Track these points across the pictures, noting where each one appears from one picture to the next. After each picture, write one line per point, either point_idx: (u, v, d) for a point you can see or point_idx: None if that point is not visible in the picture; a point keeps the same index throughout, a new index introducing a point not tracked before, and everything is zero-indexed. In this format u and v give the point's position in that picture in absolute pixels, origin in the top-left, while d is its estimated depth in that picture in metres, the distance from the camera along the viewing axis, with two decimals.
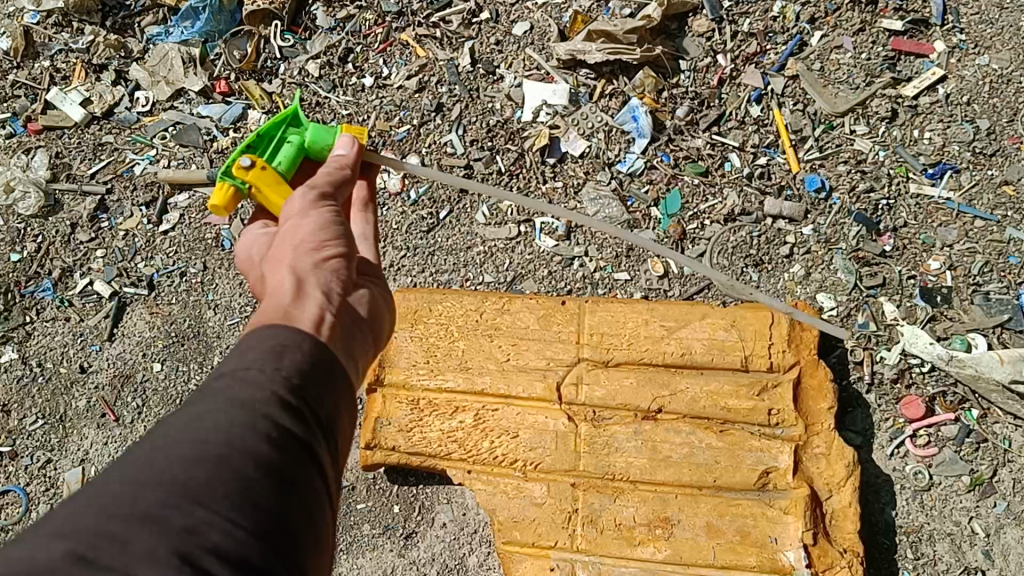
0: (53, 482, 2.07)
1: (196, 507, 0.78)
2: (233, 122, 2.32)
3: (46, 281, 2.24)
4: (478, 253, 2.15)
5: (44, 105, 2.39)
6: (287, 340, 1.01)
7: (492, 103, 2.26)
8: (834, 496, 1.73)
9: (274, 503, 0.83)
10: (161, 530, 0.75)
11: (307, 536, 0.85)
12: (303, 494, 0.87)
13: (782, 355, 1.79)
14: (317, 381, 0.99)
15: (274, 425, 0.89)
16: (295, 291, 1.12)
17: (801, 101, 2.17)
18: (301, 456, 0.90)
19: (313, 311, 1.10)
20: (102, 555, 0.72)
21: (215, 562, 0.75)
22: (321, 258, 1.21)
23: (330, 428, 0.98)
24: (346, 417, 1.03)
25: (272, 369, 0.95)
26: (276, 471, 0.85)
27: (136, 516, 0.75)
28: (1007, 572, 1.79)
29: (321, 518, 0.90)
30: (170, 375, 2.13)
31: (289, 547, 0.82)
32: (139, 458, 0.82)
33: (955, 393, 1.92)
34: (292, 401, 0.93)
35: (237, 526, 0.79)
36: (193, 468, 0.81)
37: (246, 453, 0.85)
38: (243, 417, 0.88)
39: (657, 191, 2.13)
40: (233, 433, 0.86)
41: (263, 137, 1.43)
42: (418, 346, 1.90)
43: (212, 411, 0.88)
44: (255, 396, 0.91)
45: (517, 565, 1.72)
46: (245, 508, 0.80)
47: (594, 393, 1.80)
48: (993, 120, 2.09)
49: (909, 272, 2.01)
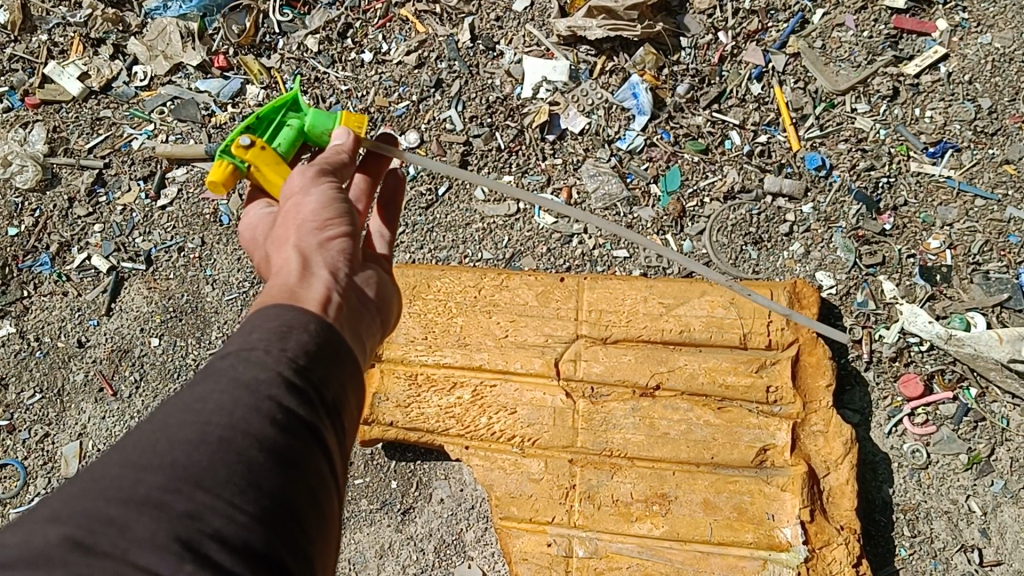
0: (51, 455, 2.09)
1: (198, 491, 0.77)
2: (231, 97, 2.31)
3: (44, 255, 2.24)
4: (477, 230, 2.15)
5: (42, 79, 2.37)
6: (292, 321, 1.00)
7: (492, 79, 2.25)
8: (831, 474, 1.74)
9: (279, 485, 0.83)
10: (161, 514, 0.75)
11: (311, 520, 0.85)
12: (308, 477, 0.87)
13: (780, 333, 1.78)
14: (323, 362, 0.98)
15: (279, 407, 0.88)
16: (299, 272, 1.12)
17: (803, 79, 2.16)
18: (306, 437, 0.89)
19: (319, 292, 1.09)
20: (99, 541, 0.72)
21: (217, 547, 0.75)
22: (326, 237, 1.20)
23: (336, 410, 0.97)
24: (352, 398, 1.02)
25: (277, 350, 0.94)
26: (281, 453, 0.85)
27: (136, 501, 0.76)
28: (1003, 550, 1.80)
29: (326, 501, 0.89)
30: (168, 350, 2.13)
31: (292, 531, 0.82)
32: (141, 440, 0.82)
33: (954, 372, 1.92)
34: (297, 382, 0.93)
35: (240, 510, 0.78)
36: (195, 451, 0.80)
37: (250, 435, 0.84)
38: (247, 398, 0.88)
39: (657, 168, 2.13)
40: (237, 414, 0.85)
41: (262, 119, 1.36)
42: (416, 322, 1.89)
43: (216, 391, 0.88)
44: (259, 377, 0.90)
45: (515, 541, 1.73)
46: (248, 492, 0.80)
47: (591, 369, 1.79)
48: (995, 99, 2.07)
49: (909, 250, 2.01)
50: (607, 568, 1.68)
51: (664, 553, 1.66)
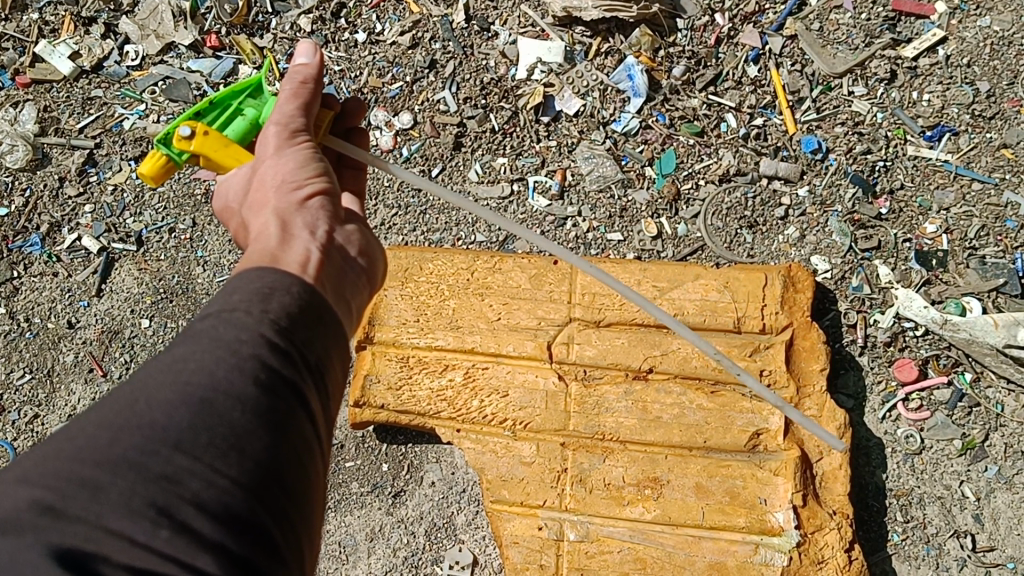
0: (41, 436, 2.09)
1: (176, 454, 0.77)
2: (224, 77, 2.30)
3: (34, 236, 2.23)
4: (471, 212, 2.13)
5: (33, 58, 2.35)
6: (275, 283, 0.99)
7: (486, 60, 2.22)
8: (824, 459, 1.73)
9: (261, 448, 0.82)
10: (138, 478, 0.74)
11: (294, 483, 0.84)
12: (292, 439, 0.86)
13: (774, 317, 1.76)
14: (308, 324, 0.97)
15: (262, 367, 0.87)
16: (282, 235, 1.10)
17: (799, 61, 2.13)
18: (290, 398, 0.88)
19: (302, 254, 1.07)
20: (72, 506, 0.72)
21: (195, 512, 0.74)
22: (308, 199, 1.19)
23: (321, 372, 0.96)
24: (337, 360, 1.01)
25: (260, 311, 0.93)
26: (263, 413, 0.84)
27: (110, 463, 0.75)
28: (996, 536, 1.80)
29: (310, 464, 0.88)
30: (159, 332, 2.13)
31: (275, 494, 0.81)
32: (118, 400, 0.81)
33: (949, 356, 1.91)
34: (281, 342, 0.91)
35: (220, 474, 0.77)
36: (174, 413, 0.79)
37: (231, 395, 0.83)
38: (229, 357, 0.86)
39: (651, 151, 2.11)
40: (219, 375, 0.84)
41: (215, 105, 1.32)
42: (409, 305, 1.87)
43: (197, 351, 0.86)
44: (242, 337, 0.89)
45: (506, 524, 1.72)
46: (228, 455, 0.79)
47: (584, 353, 1.78)
48: (994, 83, 2.05)
49: (904, 234, 1.99)
50: (599, 552, 1.67)
51: (655, 537, 1.66)
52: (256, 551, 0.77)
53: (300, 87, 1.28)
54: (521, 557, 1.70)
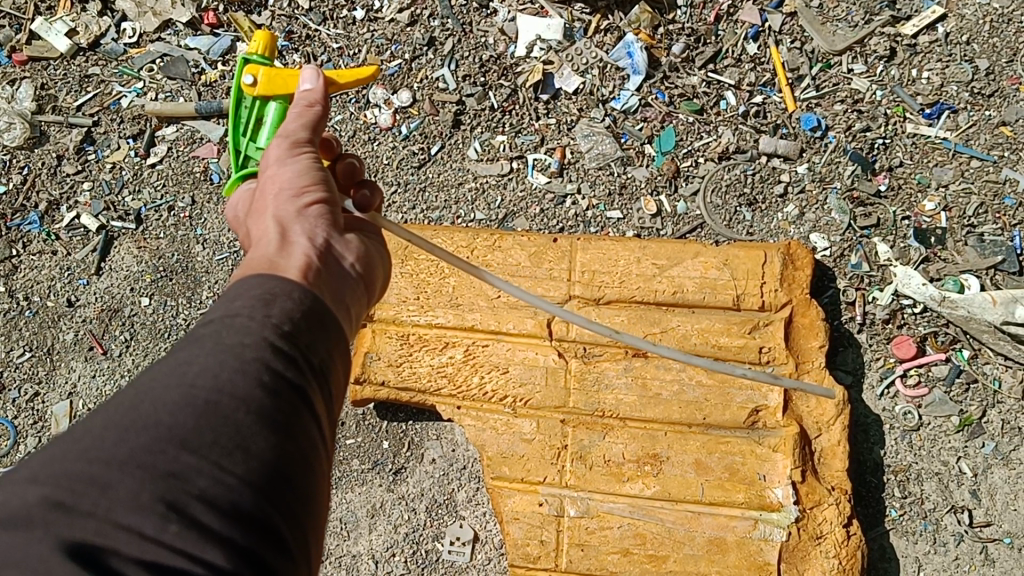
0: (42, 415, 2.12)
1: (183, 453, 0.80)
2: (221, 55, 2.28)
3: (33, 214, 2.23)
4: (470, 189, 2.13)
5: (29, 35, 2.33)
6: (276, 289, 1.01)
7: (485, 37, 2.21)
8: (823, 435, 1.74)
9: (267, 448, 0.85)
10: (145, 474, 0.78)
11: (302, 482, 0.87)
12: (297, 440, 0.88)
13: (774, 294, 1.76)
14: (310, 328, 0.99)
15: (267, 370, 0.90)
16: (281, 243, 1.12)
17: (799, 38, 2.12)
18: (295, 400, 0.91)
19: (300, 259, 1.10)
20: (80, 502, 0.75)
21: (203, 508, 0.77)
22: (302, 206, 1.19)
23: (324, 374, 0.99)
24: (340, 363, 1.04)
25: (262, 317, 0.96)
26: (268, 415, 0.87)
27: (118, 461, 0.78)
28: (993, 511, 1.82)
29: (316, 464, 0.91)
30: (158, 310, 2.13)
31: (282, 492, 0.84)
32: (125, 403, 0.84)
33: (947, 334, 1.92)
34: (283, 345, 0.94)
35: (227, 472, 0.81)
36: (178, 414, 0.83)
37: (236, 397, 0.86)
38: (232, 361, 0.89)
39: (651, 128, 2.11)
40: (223, 378, 0.87)
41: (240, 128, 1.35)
42: (408, 283, 1.86)
43: (200, 356, 0.90)
44: (245, 341, 0.92)
45: (507, 500, 1.74)
46: (234, 454, 0.82)
47: (584, 330, 1.78)
48: (993, 60, 2.05)
49: (903, 212, 2.00)
50: (599, 528, 1.69)
51: (655, 513, 1.67)
52: (265, 544, 0.80)
53: (306, 112, 1.27)
54: (521, 533, 1.72)
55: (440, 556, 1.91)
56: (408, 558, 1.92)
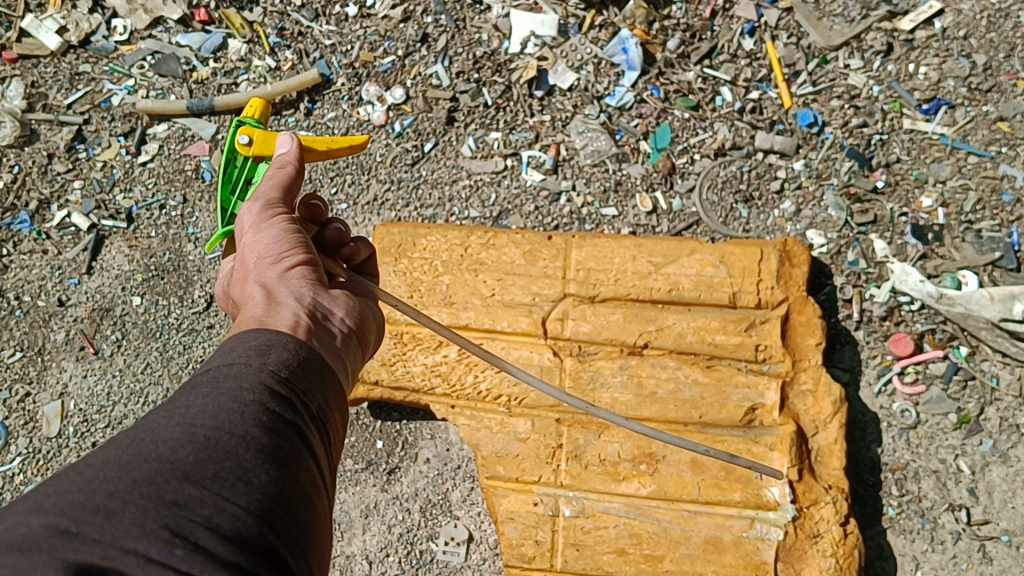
0: (32, 415, 2.11)
1: (185, 483, 0.82)
2: (213, 52, 2.26)
3: (23, 213, 2.21)
4: (464, 186, 2.11)
5: (19, 33, 2.31)
6: (270, 340, 1.05)
7: (479, 34, 2.19)
8: (819, 433, 1.72)
9: (269, 481, 0.87)
10: (149, 503, 0.79)
11: (303, 514, 0.90)
12: (297, 475, 0.91)
13: (770, 292, 1.75)
14: (304, 376, 1.03)
15: (265, 410, 0.93)
16: (268, 301, 1.17)
17: (795, 33, 2.10)
18: (293, 438, 0.94)
19: (289, 314, 1.14)
20: (85, 529, 0.76)
21: (208, 534, 0.79)
22: (286, 267, 1.23)
23: (320, 417, 1.03)
24: (333, 408, 1.07)
25: (259, 363, 1.00)
26: (267, 450, 0.89)
27: (122, 490, 0.79)
28: (991, 510, 1.81)
29: (315, 498, 0.94)
30: (150, 309, 2.12)
31: (286, 523, 0.86)
32: (127, 440, 0.86)
33: (945, 331, 1.91)
34: (279, 390, 0.98)
35: (231, 502, 0.83)
36: (180, 449, 0.85)
37: (235, 434, 0.89)
38: (231, 403, 0.92)
39: (646, 124, 2.09)
40: (222, 418, 0.90)
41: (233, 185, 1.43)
42: (402, 281, 1.85)
43: (198, 400, 0.92)
44: (243, 385, 0.95)
45: (501, 500, 1.73)
46: (237, 486, 0.84)
47: (579, 328, 1.77)
48: (990, 55, 2.03)
49: (900, 208, 1.98)
50: (594, 527, 1.67)
51: (651, 512, 1.66)
52: (269, 570, 0.81)
53: (279, 173, 1.34)
54: (517, 533, 1.71)
55: (434, 556, 1.90)
56: (402, 558, 1.91)
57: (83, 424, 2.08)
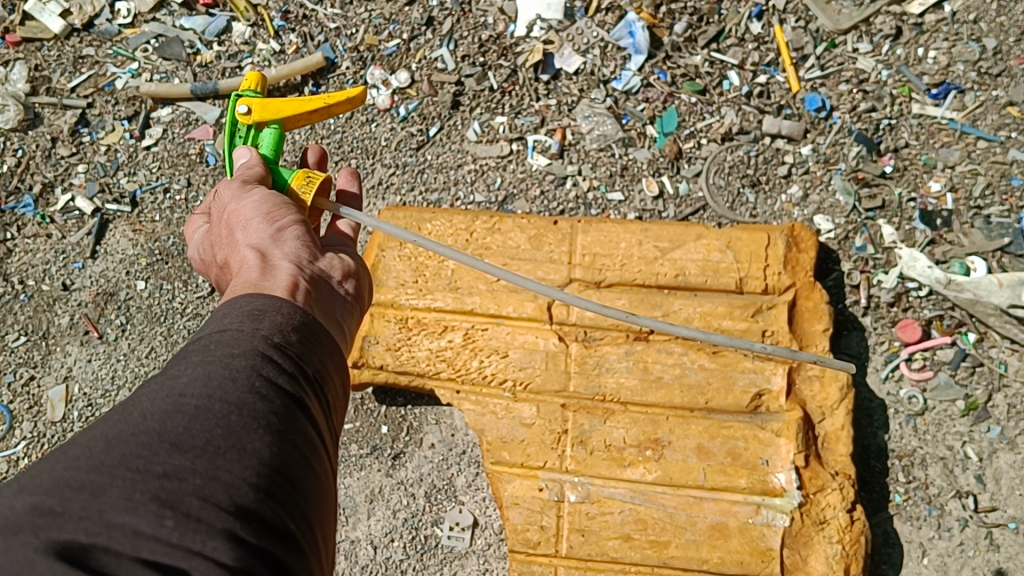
0: (37, 399, 2.10)
1: (174, 454, 0.81)
2: (217, 35, 2.25)
3: (27, 196, 2.20)
4: (470, 171, 2.10)
5: (23, 16, 2.30)
6: (265, 305, 1.04)
7: (484, 17, 2.18)
8: (826, 419, 1.71)
9: (265, 446, 0.87)
10: (136, 477, 0.78)
11: (302, 478, 0.89)
12: (295, 439, 0.91)
13: (777, 277, 1.74)
14: (300, 340, 1.02)
15: (258, 375, 0.92)
16: (262, 265, 1.15)
17: (804, 17, 2.09)
18: (290, 402, 0.93)
19: (287, 277, 1.12)
20: (70, 507, 0.76)
21: (200, 504, 0.78)
22: (279, 230, 1.21)
23: (319, 383, 1.02)
24: (333, 373, 1.07)
25: (251, 329, 0.99)
26: (261, 417, 0.89)
27: (109, 465, 0.79)
28: (998, 496, 1.80)
29: (316, 463, 0.93)
30: (154, 293, 2.11)
31: (284, 486, 0.86)
32: (116, 416, 0.85)
33: (953, 317, 1.89)
34: (273, 354, 0.97)
35: (225, 470, 0.82)
36: (170, 420, 0.84)
37: (226, 401, 0.88)
38: (223, 371, 0.91)
39: (653, 109, 2.08)
40: (215, 385, 0.89)
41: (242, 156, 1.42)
42: (407, 266, 1.83)
43: (190, 370, 0.92)
44: (235, 352, 0.94)
45: (506, 485, 1.72)
46: (232, 453, 0.84)
47: (585, 313, 1.75)
48: (1000, 39, 2.01)
49: (909, 193, 1.97)
50: (599, 513, 1.67)
51: (656, 498, 1.65)
52: (268, 537, 0.81)
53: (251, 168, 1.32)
54: (521, 518, 1.70)
55: (439, 541, 1.89)
56: (406, 543, 1.91)
57: (88, 408, 2.08)
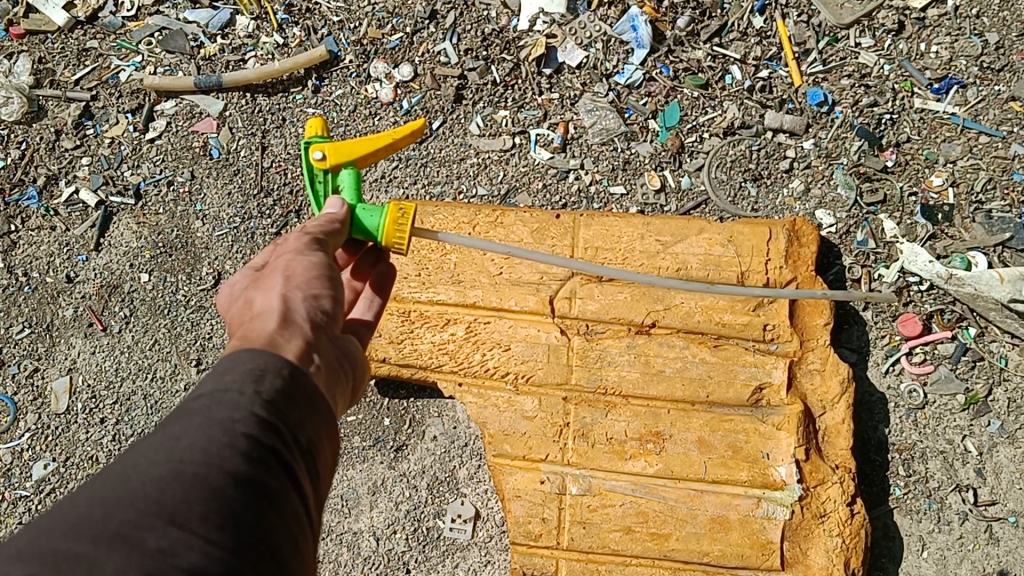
0: (40, 391, 2.11)
1: (171, 528, 0.77)
2: (220, 28, 2.26)
3: (32, 189, 2.21)
4: (472, 165, 2.10)
5: (26, 8, 2.31)
6: (270, 364, 0.99)
7: (488, 11, 2.18)
8: (827, 413, 1.73)
9: (255, 524, 0.83)
10: (133, 550, 0.75)
11: (289, 558, 0.86)
12: (284, 515, 0.88)
13: (779, 271, 1.75)
14: (300, 406, 0.98)
15: (254, 443, 0.88)
16: (281, 320, 1.08)
17: (806, 11, 2.09)
18: (280, 474, 0.90)
19: (301, 343, 1.06)
20: None
21: None
22: (307, 289, 1.15)
23: (311, 453, 0.98)
24: (327, 443, 1.02)
25: (254, 391, 0.94)
26: (255, 490, 0.85)
27: (106, 536, 0.76)
28: (998, 490, 1.81)
29: (301, 540, 0.90)
30: (158, 286, 2.13)
31: (270, 567, 0.83)
32: (112, 478, 0.82)
33: (953, 312, 1.90)
34: (271, 420, 0.92)
35: (216, 545, 0.79)
36: (167, 488, 0.80)
37: (225, 471, 0.84)
38: (220, 436, 0.87)
39: (655, 103, 2.09)
40: (212, 452, 0.85)
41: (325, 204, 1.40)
42: (410, 259, 1.83)
43: (188, 431, 0.87)
44: (234, 414, 0.90)
45: (508, 478, 1.72)
46: (225, 528, 0.80)
47: (587, 307, 1.76)
48: (1002, 34, 2.02)
49: (910, 188, 1.98)
50: (601, 505, 1.67)
51: (658, 490, 1.66)
52: None
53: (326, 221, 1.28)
54: (523, 510, 1.71)
55: (441, 533, 1.90)
56: (409, 535, 1.91)
57: (91, 401, 2.09)
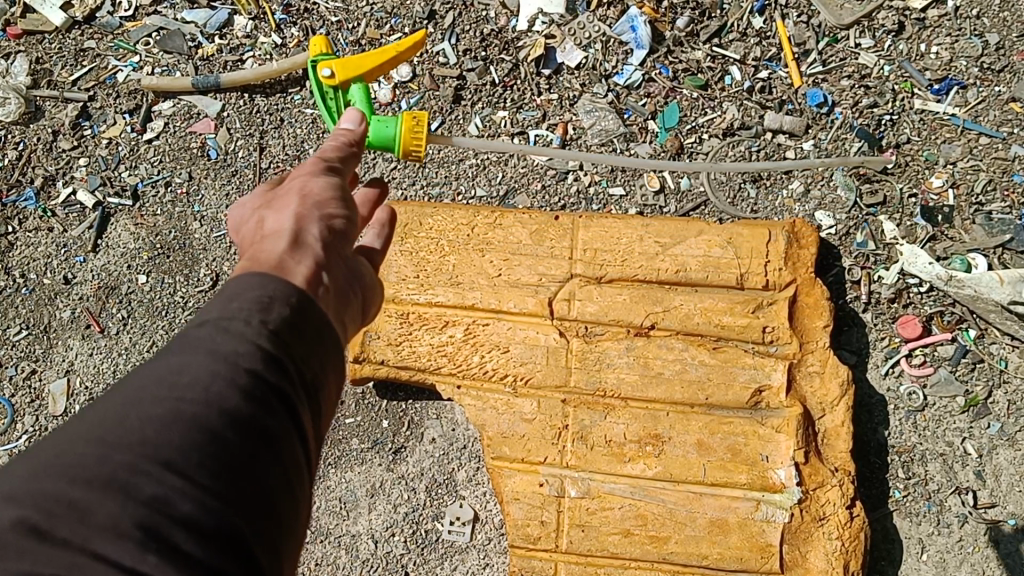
0: (38, 393, 2.11)
1: (166, 475, 0.78)
2: (218, 29, 2.25)
3: (29, 190, 2.20)
4: (471, 165, 2.10)
5: (24, 8, 2.30)
6: (279, 293, 0.97)
7: (486, 11, 2.17)
8: (826, 416, 1.73)
9: (250, 468, 0.83)
10: (125, 498, 0.76)
11: (282, 503, 0.86)
12: (283, 457, 0.87)
13: (779, 273, 1.74)
14: (307, 337, 0.96)
15: (256, 378, 0.88)
16: (292, 243, 1.06)
17: (806, 12, 2.08)
18: (282, 411, 0.89)
19: (312, 268, 1.04)
20: (57, 526, 0.74)
21: (181, 534, 0.76)
22: (321, 216, 1.12)
23: (316, 388, 0.96)
24: (333, 376, 1.01)
25: (260, 320, 0.92)
26: (253, 433, 0.85)
27: (101, 480, 0.76)
28: (997, 492, 1.81)
29: (298, 481, 0.90)
30: (156, 287, 2.12)
31: (262, 516, 0.83)
32: (113, 413, 0.82)
33: (953, 313, 1.90)
34: (277, 353, 0.91)
35: (208, 493, 0.79)
36: (165, 430, 0.80)
37: (224, 411, 0.84)
38: (224, 370, 0.86)
39: (655, 104, 2.08)
40: (214, 389, 0.85)
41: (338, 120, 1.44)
42: (408, 261, 1.82)
43: (192, 363, 0.87)
44: (238, 347, 0.89)
45: (507, 480, 1.72)
46: (219, 475, 0.80)
47: (586, 309, 1.75)
48: (1003, 35, 2.02)
49: (910, 189, 1.97)
50: (600, 508, 1.67)
51: (657, 493, 1.66)
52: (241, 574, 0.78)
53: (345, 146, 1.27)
54: (522, 513, 1.70)
55: (440, 536, 1.90)
56: (407, 538, 1.91)
57: (89, 403, 2.08)
